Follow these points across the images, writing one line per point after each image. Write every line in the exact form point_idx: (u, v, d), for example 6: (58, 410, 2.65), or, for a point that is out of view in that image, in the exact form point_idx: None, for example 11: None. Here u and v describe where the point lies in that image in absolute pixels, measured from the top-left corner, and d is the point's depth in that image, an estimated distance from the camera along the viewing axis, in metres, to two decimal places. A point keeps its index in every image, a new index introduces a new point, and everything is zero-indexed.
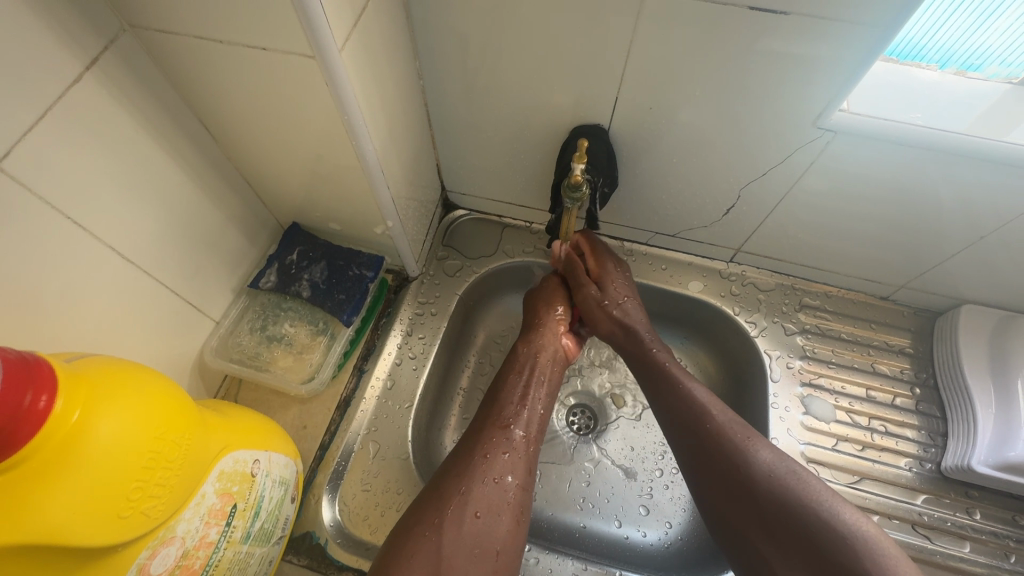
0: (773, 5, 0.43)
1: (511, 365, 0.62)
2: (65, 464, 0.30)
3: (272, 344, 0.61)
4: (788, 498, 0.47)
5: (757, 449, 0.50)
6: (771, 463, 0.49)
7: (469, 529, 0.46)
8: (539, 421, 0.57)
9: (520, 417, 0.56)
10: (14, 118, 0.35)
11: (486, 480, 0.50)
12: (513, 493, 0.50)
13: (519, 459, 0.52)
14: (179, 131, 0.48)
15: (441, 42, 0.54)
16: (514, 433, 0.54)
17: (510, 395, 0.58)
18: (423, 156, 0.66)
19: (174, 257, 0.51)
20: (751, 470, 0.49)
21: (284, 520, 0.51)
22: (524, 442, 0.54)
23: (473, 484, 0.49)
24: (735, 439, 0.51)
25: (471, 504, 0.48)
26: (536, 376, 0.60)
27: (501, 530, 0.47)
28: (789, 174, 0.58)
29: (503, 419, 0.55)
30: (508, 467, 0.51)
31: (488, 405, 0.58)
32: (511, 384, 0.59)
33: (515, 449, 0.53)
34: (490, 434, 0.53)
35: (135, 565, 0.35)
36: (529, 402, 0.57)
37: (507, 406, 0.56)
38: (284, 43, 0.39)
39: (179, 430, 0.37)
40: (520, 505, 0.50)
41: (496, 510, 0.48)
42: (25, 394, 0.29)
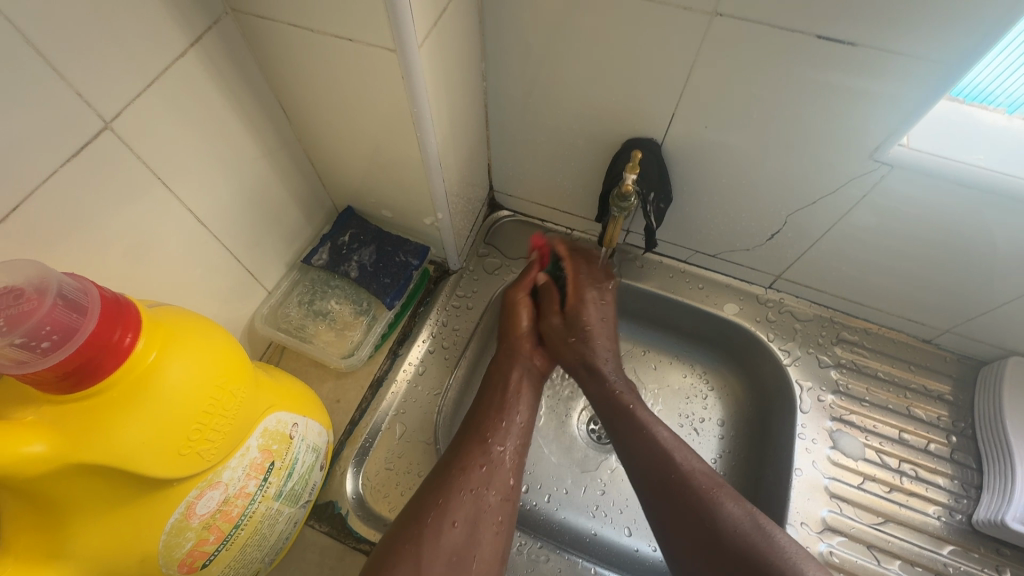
0: (843, 36, 0.43)
1: (490, 380, 0.62)
2: (139, 398, 0.33)
3: (316, 318, 0.64)
4: (758, 558, 0.46)
5: (723, 502, 0.50)
6: (738, 517, 0.49)
7: (446, 539, 0.47)
8: (516, 433, 0.58)
9: (501, 433, 0.56)
10: (128, 83, 0.38)
11: (463, 492, 0.51)
12: (491, 504, 0.51)
13: (500, 474, 0.53)
14: (260, 109, 0.52)
15: (508, 47, 0.57)
16: (492, 449, 0.55)
17: (490, 410, 0.58)
18: (476, 155, 0.68)
19: (240, 226, 0.55)
20: (718, 526, 0.48)
21: (311, 486, 0.54)
22: (504, 457, 0.55)
23: (451, 496, 0.50)
24: (703, 492, 0.51)
25: (448, 514, 0.49)
26: (514, 388, 0.61)
27: (480, 540, 0.49)
28: (840, 205, 0.58)
29: (483, 433, 0.56)
30: (486, 482, 0.52)
31: (467, 420, 0.58)
32: (491, 398, 0.60)
33: (492, 464, 0.54)
34: (468, 447, 0.54)
35: (185, 503, 0.37)
36: (507, 416, 0.58)
37: (488, 421, 0.57)
38: (369, 37, 0.42)
39: (236, 382, 0.39)
40: (498, 515, 0.51)
41: (473, 520, 0.50)
42: (115, 330, 0.32)
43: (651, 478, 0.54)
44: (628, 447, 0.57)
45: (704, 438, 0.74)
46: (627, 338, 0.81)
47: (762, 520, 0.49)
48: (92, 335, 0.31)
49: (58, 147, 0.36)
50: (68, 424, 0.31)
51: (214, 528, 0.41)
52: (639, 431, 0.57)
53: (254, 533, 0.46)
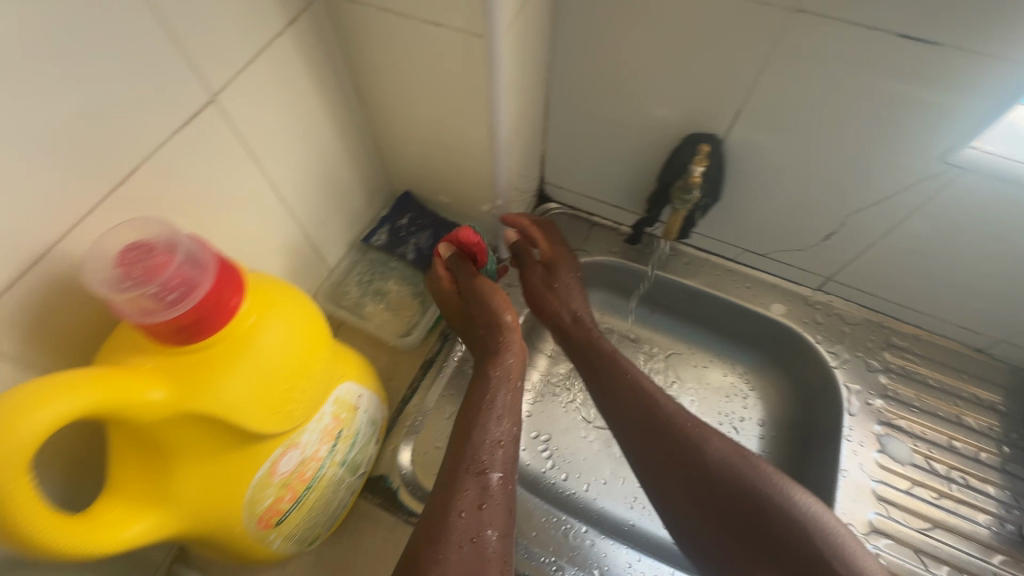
0: (925, 35, 0.43)
1: (480, 390, 0.55)
2: (241, 356, 0.35)
3: (375, 298, 0.66)
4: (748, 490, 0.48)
5: (710, 438, 0.51)
6: (725, 454, 0.50)
7: None
8: (511, 455, 0.51)
9: (497, 459, 0.50)
10: (234, 60, 0.41)
11: (463, 544, 0.43)
12: (493, 546, 0.44)
13: (498, 506, 0.47)
14: (338, 91, 0.54)
15: (578, 38, 0.58)
16: (490, 478, 0.48)
17: (484, 431, 0.51)
18: (533, 146, 0.69)
19: (311, 204, 0.56)
20: (709, 464, 0.50)
21: (368, 457, 0.56)
22: (501, 486, 0.48)
23: (449, 551, 0.43)
24: (690, 434, 0.52)
25: (449, 574, 0.41)
26: (510, 399, 0.54)
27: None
28: (902, 207, 0.58)
29: (477, 463, 0.49)
30: (486, 521, 0.45)
31: (452, 451, 0.50)
32: (483, 417, 0.52)
33: (492, 498, 0.47)
34: (459, 483, 0.47)
35: (270, 460, 0.39)
36: (502, 436, 0.51)
37: (482, 446, 0.50)
38: (458, 22, 0.43)
39: (320, 348, 0.41)
40: (502, 555, 0.45)
41: (478, 574, 0.42)
42: (225, 290, 0.34)
43: (636, 427, 0.54)
44: (607, 390, 0.58)
45: (744, 436, 0.75)
46: (667, 334, 0.83)
47: (747, 452, 0.50)
48: (208, 294, 0.32)
49: (173, 117, 0.38)
50: (179, 374, 0.33)
51: (290, 487, 0.43)
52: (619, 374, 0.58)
53: (321, 497, 0.48)
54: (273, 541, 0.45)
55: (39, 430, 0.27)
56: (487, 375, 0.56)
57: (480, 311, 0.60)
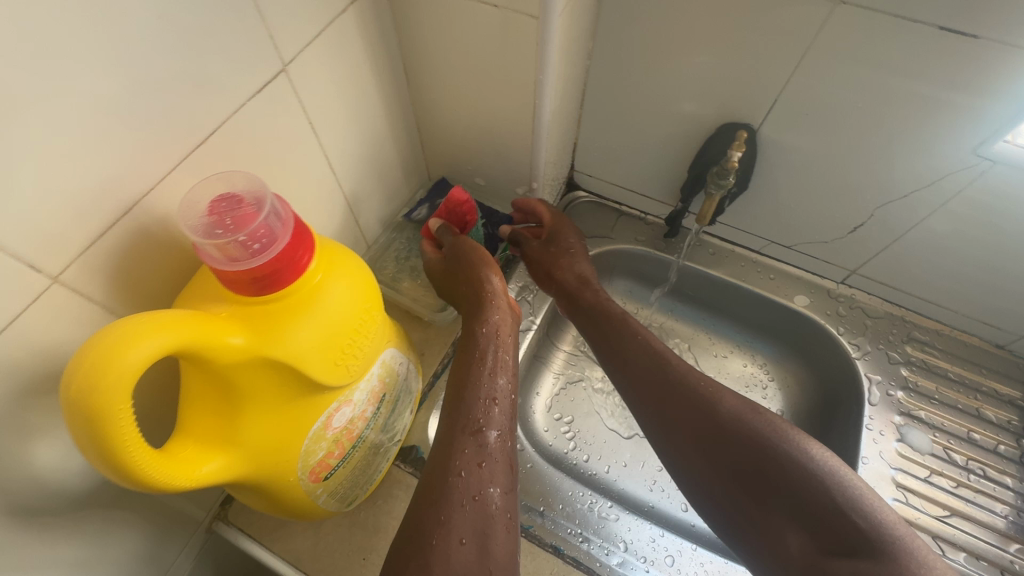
0: (964, 28, 0.45)
1: (471, 352, 0.53)
2: (310, 310, 0.37)
3: (410, 274, 0.68)
4: (756, 440, 0.47)
5: (722, 395, 0.51)
6: (734, 406, 0.50)
7: (457, 561, 0.38)
8: (507, 414, 0.49)
9: (494, 416, 0.48)
10: (304, 33, 0.43)
11: (465, 502, 0.42)
12: (497, 504, 0.42)
13: (499, 465, 0.45)
14: (387, 70, 0.56)
15: (620, 27, 0.60)
16: (486, 436, 0.46)
17: (478, 391, 0.49)
18: (567, 133, 0.71)
19: (356, 178, 0.58)
20: (718, 415, 0.49)
21: (403, 425, 0.58)
22: (500, 444, 0.46)
23: (452, 509, 0.41)
24: (696, 387, 0.52)
25: (454, 531, 0.39)
26: (503, 356, 0.53)
27: (495, 546, 0.40)
28: (931, 201, 0.59)
29: (473, 422, 0.47)
30: (488, 478, 0.43)
31: (446, 414, 0.48)
32: (475, 377, 0.50)
33: (490, 456, 0.45)
34: (456, 444, 0.45)
35: (325, 414, 0.41)
36: (496, 395, 0.49)
37: (476, 405, 0.48)
38: (515, 3, 0.45)
39: (375, 310, 0.43)
40: (506, 513, 0.42)
41: (483, 529, 0.40)
42: (298, 247, 0.36)
43: (646, 386, 0.54)
44: (619, 355, 0.57)
45: None
46: (689, 325, 0.85)
47: (758, 406, 0.50)
48: (285, 249, 0.34)
49: (249, 84, 0.40)
50: (255, 322, 0.35)
51: (339, 443, 0.45)
52: (631, 336, 0.58)
53: (363, 458, 0.50)
54: (319, 497, 0.47)
55: (141, 361, 0.29)
56: (475, 336, 0.54)
57: (460, 266, 0.60)
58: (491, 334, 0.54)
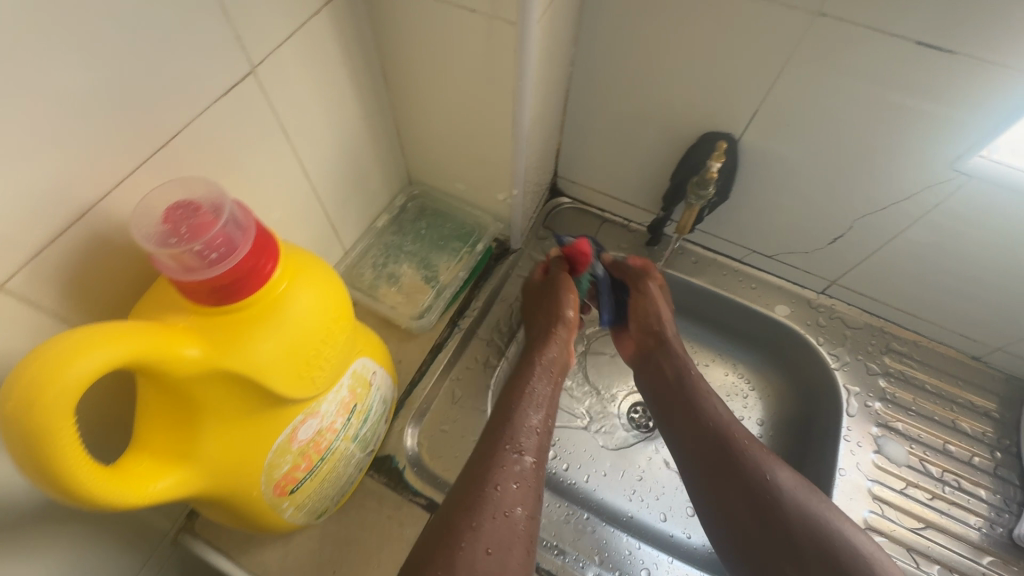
0: (942, 44, 0.45)
1: (522, 379, 0.59)
2: (273, 321, 0.36)
3: (387, 281, 0.67)
4: (807, 517, 0.50)
5: (777, 470, 0.54)
6: (793, 485, 0.53)
7: (480, 567, 0.42)
8: (541, 442, 0.54)
9: (531, 442, 0.53)
10: (274, 34, 0.41)
11: (496, 515, 0.46)
12: (524, 524, 0.47)
13: (530, 489, 0.49)
14: (365, 73, 0.55)
15: (602, 34, 0.59)
16: (525, 459, 0.51)
17: (524, 415, 0.55)
18: (550, 139, 0.70)
19: (333, 183, 0.57)
20: (774, 486, 0.53)
21: (376, 435, 0.56)
22: (534, 470, 0.51)
23: (483, 519, 0.45)
24: (756, 455, 0.55)
25: (482, 540, 0.44)
26: (550, 391, 0.59)
27: (515, 566, 0.44)
28: (909, 214, 0.59)
29: (516, 443, 0.52)
30: (520, 499, 0.48)
31: (491, 430, 0.54)
32: (520, 403, 0.56)
33: (524, 478, 0.50)
34: (496, 459, 0.50)
35: (290, 426, 0.40)
36: (538, 419, 0.55)
37: (520, 429, 0.53)
38: (494, 9, 0.45)
39: (343, 320, 0.42)
40: (529, 537, 0.47)
41: (508, 545, 0.45)
42: (261, 255, 0.34)
43: (704, 444, 0.58)
44: (688, 413, 0.60)
45: None
46: None
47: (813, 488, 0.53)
48: (246, 257, 0.33)
49: (213, 86, 0.39)
50: (215, 334, 0.34)
51: (307, 456, 0.44)
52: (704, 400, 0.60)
53: (333, 470, 0.49)
54: (285, 510, 0.46)
55: (85, 375, 0.27)
56: (531, 364, 0.61)
57: (547, 304, 0.66)
58: (545, 362, 0.61)
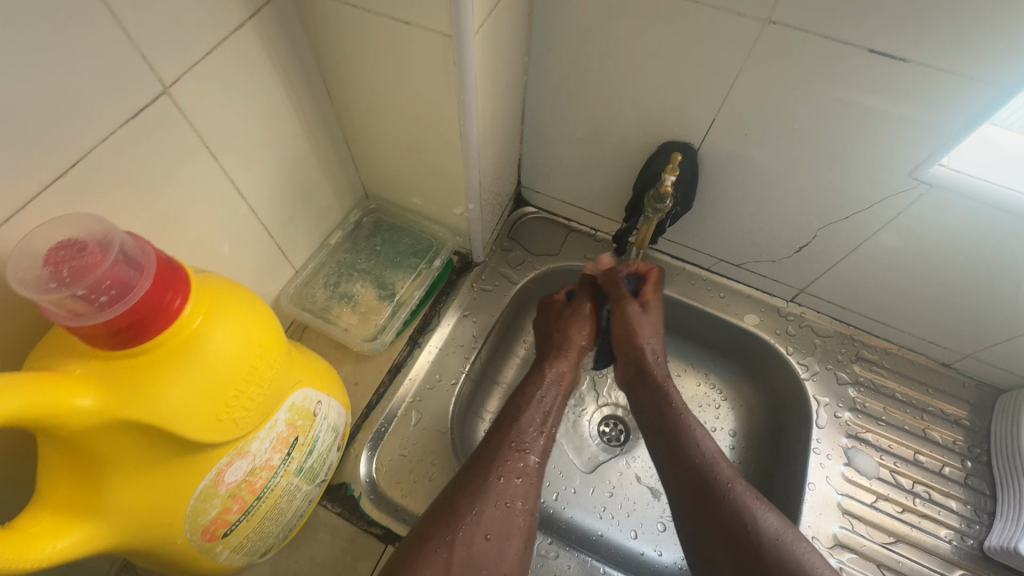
0: (894, 52, 0.43)
1: (530, 385, 0.61)
2: (182, 362, 0.33)
3: (341, 301, 0.65)
4: (789, 566, 0.48)
5: (761, 511, 0.51)
6: (776, 531, 0.50)
7: (478, 550, 0.47)
8: (546, 443, 0.57)
9: (536, 444, 0.55)
10: (188, 51, 0.39)
11: (498, 504, 0.50)
12: (523, 517, 0.50)
13: (531, 485, 0.53)
14: (305, 86, 0.52)
15: (554, 42, 0.57)
16: (527, 458, 0.54)
17: (531, 419, 0.57)
18: (509, 149, 0.68)
19: (276, 202, 0.55)
20: (756, 531, 0.50)
21: (328, 465, 0.54)
22: (537, 468, 0.54)
23: (486, 507, 0.49)
24: (740, 498, 0.52)
25: (482, 526, 0.48)
26: (554, 401, 0.61)
27: (511, 555, 0.48)
28: (871, 222, 0.58)
29: (520, 441, 0.55)
30: (519, 495, 0.51)
31: (501, 423, 0.57)
32: (529, 408, 0.58)
33: (527, 475, 0.53)
34: (503, 453, 0.53)
35: (214, 469, 0.38)
36: (543, 428, 0.57)
37: (525, 430, 0.56)
38: (427, 21, 0.42)
39: (272, 354, 0.39)
40: (528, 530, 0.50)
41: (506, 534, 0.49)
42: (166, 292, 0.32)
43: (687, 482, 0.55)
44: (668, 449, 0.58)
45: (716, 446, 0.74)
46: None
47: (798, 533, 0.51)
48: (146, 295, 0.31)
49: (119, 108, 0.36)
50: (115, 380, 0.31)
51: (238, 498, 0.41)
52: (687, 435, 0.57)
53: (273, 508, 0.46)
54: (219, 553, 0.43)
55: None
56: (540, 373, 0.63)
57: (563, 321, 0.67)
58: (554, 376, 0.63)
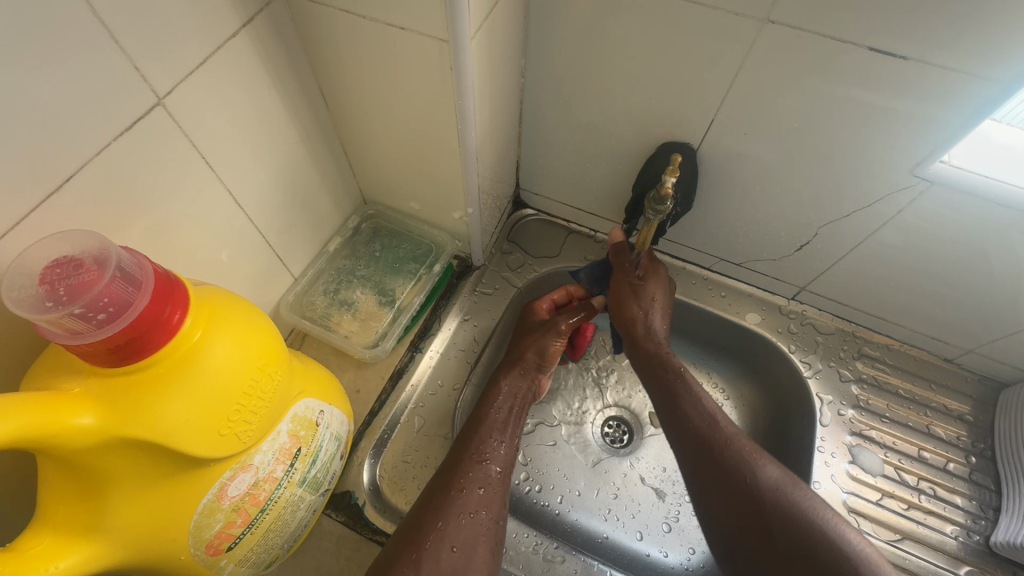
0: (894, 49, 0.43)
1: (487, 400, 0.60)
2: (183, 376, 0.33)
3: (341, 308, 0.65)
4: (793, 513, 0.48)
5: (763, 464, 0.51)
6: (777, 481, 0.50)
7: (446, 563, 0.45)
8: (510, 454, 0.56)
9: (498, 453, 0.55)
10: (182, 61, 0.38)
11: (463, 514, 0.49)
12: (489, 524, 0.49)
13: (496, 494, 0.52)
14: (300, 94, 0.52)
15: (550, 44, 0.57)
16: (490, 469, 0.53)
17: (490, 431, 0.57)
18: (507, 151, 0.68)
19: (273, 210, 0.55)
20: (757, 486, 0.50)
21: (332, 474, 0.53)
22: (500, 478, 0.53)
23: (450, 518, 0.48)
24: (740, 455, 0.52)
25: (447, 538, 0.46)
26: (513, 413, 0.60)
27: (480, 563, 0.46)
28: (872, 220, 0.58)
29: (481, 452, 0.54)
30: (484, 503, 0.50)
31: (461, 439, 0.56)
32: (488, 420, 0.58)
33: (490, 485, 0.52)
34: (463, 466, 0.53)
35: (217, 483, 0.37)
36: (505, 438, 0.57)
37: (486, 442, 0.55)
38: (423, 26, 0.42)
39: (273, 366, 0.39)
40: (496, 536, 0.49)
41: (473, 543, 0.47)
42: (165, 307, 0.32)
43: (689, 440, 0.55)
44: (669, 407, 0.58)
45: None
46: None
47: (800, 482, 0.51)
48: (145, 311, 0.30)
49: (113, 120, 0.36)
50: (114, 397, 0.31)
51: (242, 511, 0.41)
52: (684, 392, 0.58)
53: (278, 519, 0.46)
54: (224, 567, 0.43)
55: None
56: (498, 386, 0.62)
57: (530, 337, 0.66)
58: (509, 390, 0.62)
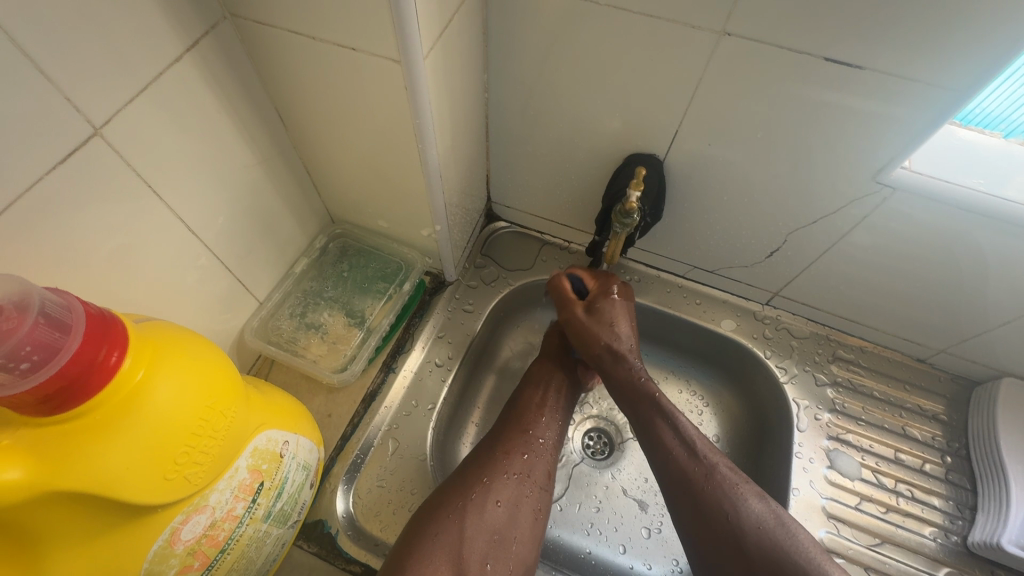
0: (848, 59, 0.43)
1: (530, 376, 0.66)
2: (123, 422, 0.31)
3: (309, 331, 0.63)
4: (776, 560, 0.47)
5: (747, 499, 0.50)
6: (761, 519, 0.49)
7: (490, 516, 0.52)
8: (556, 430, 0.62)
9: (541, 423, 0.61)
10: (119, 89, 0.37)
11: (508, 475, 0.55)
12: (530, 488, 0.56)
13: (539, 459, 0.58)
14: (256, 116, 0.51)
15: (512, 58, 0.56)
16: (534, 438, 0.59)
17: (534, 405, 0.63)
18: (475, 165, 0.67)
19: (232, 236, 0.53)
20: (739, 524, 0.49)
21: (301, 505, 0.51)
22: (545, 446, 0.60)
23: (495, 476, 0.55)
24: (722, 491, 0.51)
25: (492, 494, 0.53)
26: (554, 389, 0.65)
27: (520, 521, 0.53)
28: (838, 226, 0.58)
29: (526, 423, 0.60)
30: (529, 468, 0.57)
31: (507, 414, 0.62)
32: (528, 397, 0.63)
33: (534, 451, 0.58)
34: (510, 435, 0.59)
35: (168, 528, 0.36)
36: (545, 410, 0.63)
37: (528, 414, 0.61)
38: (373, 46, 0.41)
39: (226, 402, 0.37)
40: (539, 502, 0.56)
41: (516, 502, 0.54)
42: (100, 348, 0.30)
43: (673, 479, 0.54)
44: (650, 440, 0.56)
45: None
46: None
47: (782, 515, 0.50)
48: (76, 355, 0.29)
49: (45, 152, 0.34)
50: (44, 448, 0.29)
51: (199, 553, 0.39)
52: (665, 428, 0.55)
53: (240, 557, 0.44)
54: None
55: None
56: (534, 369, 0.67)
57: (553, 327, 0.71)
58: (546, 367, 0.67)
